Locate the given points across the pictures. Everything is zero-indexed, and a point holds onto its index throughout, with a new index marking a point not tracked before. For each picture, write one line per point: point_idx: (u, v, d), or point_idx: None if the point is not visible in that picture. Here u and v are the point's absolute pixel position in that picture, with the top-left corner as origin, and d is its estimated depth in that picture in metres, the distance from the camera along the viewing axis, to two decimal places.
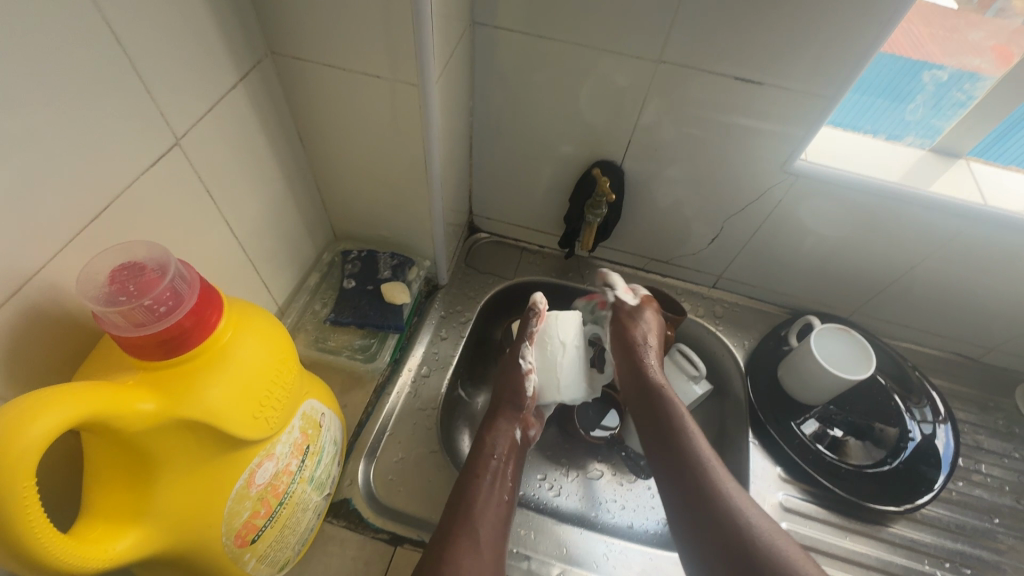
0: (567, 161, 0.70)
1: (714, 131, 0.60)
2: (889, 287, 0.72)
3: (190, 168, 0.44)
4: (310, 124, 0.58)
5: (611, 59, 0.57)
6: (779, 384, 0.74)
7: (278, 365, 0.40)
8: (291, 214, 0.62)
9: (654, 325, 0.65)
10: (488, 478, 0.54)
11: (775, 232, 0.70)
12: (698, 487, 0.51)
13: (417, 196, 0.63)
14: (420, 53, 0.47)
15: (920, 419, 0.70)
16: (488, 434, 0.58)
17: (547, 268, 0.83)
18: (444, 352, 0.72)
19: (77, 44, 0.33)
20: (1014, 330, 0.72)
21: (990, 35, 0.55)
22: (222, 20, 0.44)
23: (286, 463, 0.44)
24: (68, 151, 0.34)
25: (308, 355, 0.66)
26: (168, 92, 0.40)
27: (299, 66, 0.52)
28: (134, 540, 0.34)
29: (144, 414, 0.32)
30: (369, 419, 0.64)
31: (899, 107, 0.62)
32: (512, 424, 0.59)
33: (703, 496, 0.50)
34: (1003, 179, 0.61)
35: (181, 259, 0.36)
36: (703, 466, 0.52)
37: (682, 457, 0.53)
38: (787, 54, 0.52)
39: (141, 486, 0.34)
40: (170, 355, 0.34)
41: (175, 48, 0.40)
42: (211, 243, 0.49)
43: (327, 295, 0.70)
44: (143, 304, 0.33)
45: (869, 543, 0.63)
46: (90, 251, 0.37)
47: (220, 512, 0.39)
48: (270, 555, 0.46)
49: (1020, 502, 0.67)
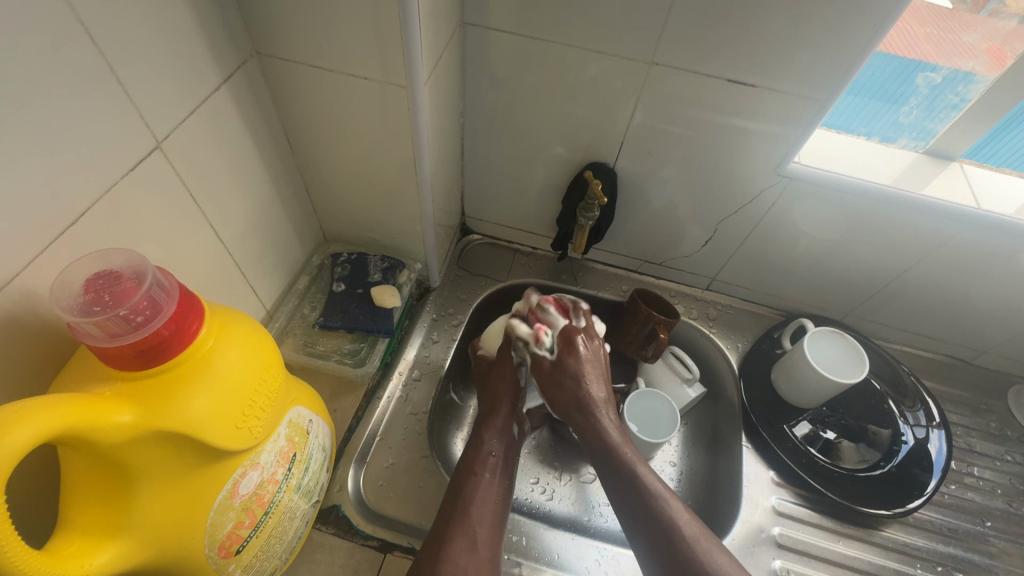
0: (559, 163, 0.70)
1: (708, 133, 0.60)
2: (882, 290, 0.72)
3: (173, 172, 0.43)
4: (297, 126, 0.57)
5: (603, 60, 0.56)
6: (772, 387, 0.73)
7: (262, 373, 0.40)
8: (278, 216, 0.61)
9: (594, 365, 0.58)
10: (487, 472, 0.54)
11: (768, 234, 0.69)
12: (673, 554, 0.45)
13: (408, 199, 0.62)
14: (408, 55, 0.46)
15: (913, 423, 0.70)
16: (485, 431, 0.58)
17: (541, 270, 0.83)
18: (435, 355, 0.71)
19: (55, 48, 0.32)
20: (1006, 333, 0.72)
21: (985, 37, 0.54)
22: (205, 21, 0.43)
23: (271, 472, 0.43)
24: (43, 156, 0.33)
25: (297, 360, 0.64)
26: (150, 95, 0.39)
27: (285, 67, 0.51)
28: (113, 554, 0.33)
29: (121, 426, 0.31)
30: (359, 423, 0.63)
31: (893, 109, 0.62)
32: (507, 420, 0.59)
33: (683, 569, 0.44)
34: (995, 181, 0.61)
35: (159, 267, 0.35)
36: (675, 531, 0.46)
37: (652, 525, 0.47)
38: (780, 56, 0.51)
39: (120, 499, 0.33)
40: (149, 365, 0.33)
41: (157, 51, 0.39)
42: (195, 248, 0.48)
43: (317, 298, 0.70)
44: (119, 314, 0.32)
45: (861, 547, 0.63)
46: (66, 258, 0.36)
47: (203, 523, 0.38)
48: (257, 565, 0.45)
49: (1011, 505, 0.68)
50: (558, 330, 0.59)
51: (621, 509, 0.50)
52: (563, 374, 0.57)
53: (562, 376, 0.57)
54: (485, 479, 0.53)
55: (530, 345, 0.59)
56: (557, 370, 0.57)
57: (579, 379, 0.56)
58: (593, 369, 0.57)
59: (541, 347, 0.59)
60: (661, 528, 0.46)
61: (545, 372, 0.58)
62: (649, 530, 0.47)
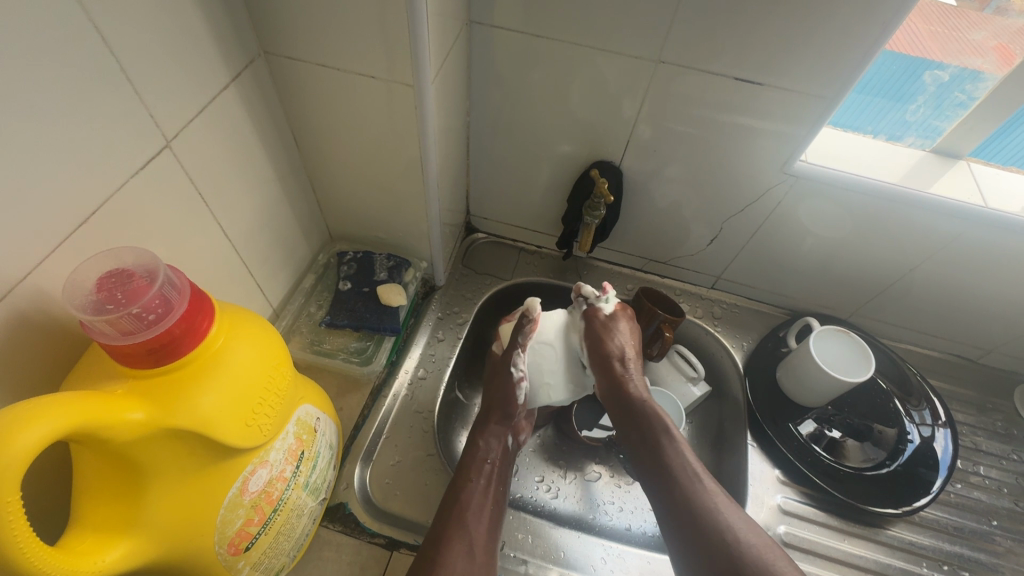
0: (564, 162, 0.70)
1: (714, 131, 0.60)
2: (888, 289, 0.71)
3: (181, 171, 0.44)
4: (304, 125, 0.57)
5: (609, 59, 0.56)
6: (777, 386, 0.73)
7: (271, 371, 0.40)
8: (284, 215, 0.61)
9: (630, 332, 0.63)
10: (481, 481, 0.54)
11: (773, 233, 0.69)
12: (688, 500, 0.49)
13: (414, 198, 0.63)
14: (416, 54, 0.46)
15: (918, 422, 0.70)
16: (482, 437, 0.59)
17: (545, 268, 0.83)
18: (441, 354, 0.71)
19: (66, 48, 0.32)
20: (1012, 333, 0.72)
21: (992, 35, 0.54)
22: (213, 20, 0.43)
23: (279, 470, 0.43)
24: (53, 156, 0.33)
25: (304, 358, 0.65)
26: (159, 94, 0.40)
27: (292, 66, 0.51)
28: (125, 551, 0.33)
29: (133, 423, 0.31)
30: (366, 421, 0.63)
31: (899, 107, 0.61)
32: (503, 428, 0.59)
33: (699, 513, 0.48)
34: (1003, 179, 0.61)
35: (170, 265, 0.35)
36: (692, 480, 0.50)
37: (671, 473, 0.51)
38: (788, 54, 0.51)
39: (131, 496, 0.33)
40: (161, 363, 0.33)
41: (165, 50, 0.39)
42: (203, 246, 0.48)
43: (322, 296, 0.70)
44: (131, 312, 0.32)
45: (866, 545, 0.63)
46: (76, 256, 0.36)
47: (213, 520, 0.38)
48: (265, 562, 0.45)
49: (1017, 504, 0.67)
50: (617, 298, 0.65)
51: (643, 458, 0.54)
52: (609, 328, 0.62)
53: (606, 330, 0.61)
54: (480, 486, 0.54)
55: (593, 297, 0.64)
56: (605, 323, 0.62)
57: (619, 337, 0.61)
58: (631, 336, 0.62)
59: (603, 300, 0.63)
60: (679, 479, 0.50)
61: (599, 320, 0.62)
62: (668, 477, 0.51)
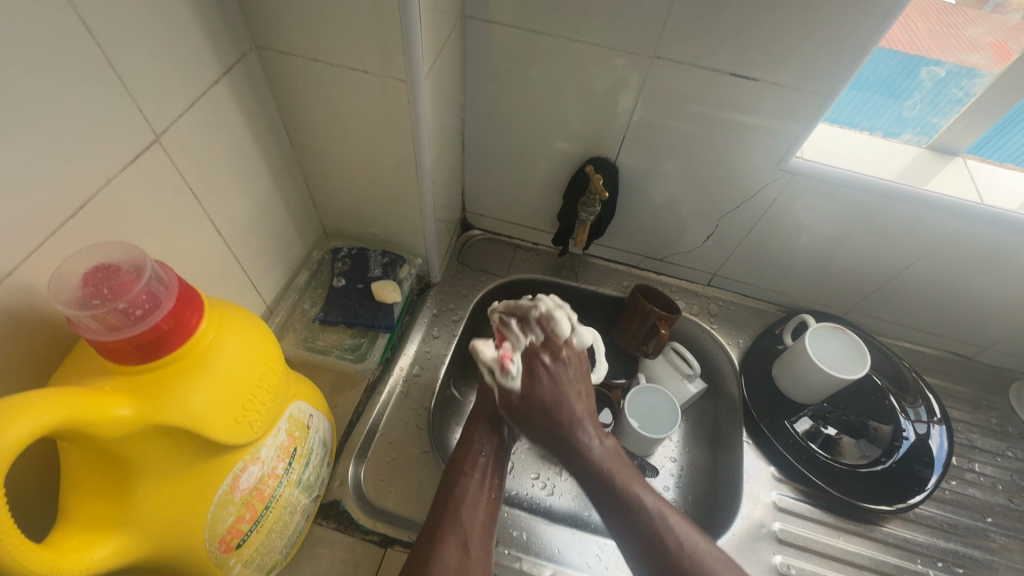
0: (559, 158, 0.69)
1: (710, 128, 0.60)
2: (884, 286, 0.71)
3: (172, 166, 0.43)
4: (297, 120, 0.57)
5: (604, 54, 0.56)
6: (773, 383, 0.73)
7: (262, 367, 0.39)
8: (278, 211, 0.61)
9: (563, 382, 0.56)
10: (475, 476, 0.54)
11: (770, 230, 0.69)
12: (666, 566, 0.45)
13: (408, 194, 0.62)
14: (409, 49, 0.46)
15: (914, 419, 0.70)
16: (475, 432, 0.58)
17: (541, 265, 0.82)
18: (436, 351, 0.71)
19: (54, 41, 0.32)
20: (1008, 330, 0.72)
21: (989, 31, 0.54)
22: (203, 13, 0.43)
23: (271, 467, 0.43)
24: (41, 149, 0.33)
25: (297, 354, 0.64)
26: (149, 89, 0.39)
27: (284, 60, 0.51)
28: (113, 549, 0.33)
29: (121, 420, 0.31)
30: (360, 418, 0.63)
31: (896, 104, 0.61)
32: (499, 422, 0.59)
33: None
34: (999, 176, 0.61)
35: (158, 261, 0.35)
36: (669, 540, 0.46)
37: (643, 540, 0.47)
38: (783, 49, 0.51)
39: (119, 494, 0.33)
40: (149, 359, 0.33)
41: (155, 44, 0.39)
42: (195, 242, 0.48)
43: (316, 293, 0.69)
44: (118, 308, 0.32)
45: (862, 542, 0.63)
46: (65, 252, 0.36)
47: (203, 517, 0.38)
48: (257, 559, 0.45)
49: (1012, 501, 0.68)
50: (522, 353, 0.57)
51: (612, 523, 0.49)
52: (534, 399, 0.55)
53: (530, 407, 0.55)
54: (475, 481, 0.53)
55: (497, 374, 0.56)
56: (524, 403, 0.55)
57: (555, 406, 0.54)
58: (566, 390, 0.55)
59: (507, 376, 0.55)
60: (654, 537, 0.47)
61: (519, 400, 0.55)
62: (643, 545, 0.47)
